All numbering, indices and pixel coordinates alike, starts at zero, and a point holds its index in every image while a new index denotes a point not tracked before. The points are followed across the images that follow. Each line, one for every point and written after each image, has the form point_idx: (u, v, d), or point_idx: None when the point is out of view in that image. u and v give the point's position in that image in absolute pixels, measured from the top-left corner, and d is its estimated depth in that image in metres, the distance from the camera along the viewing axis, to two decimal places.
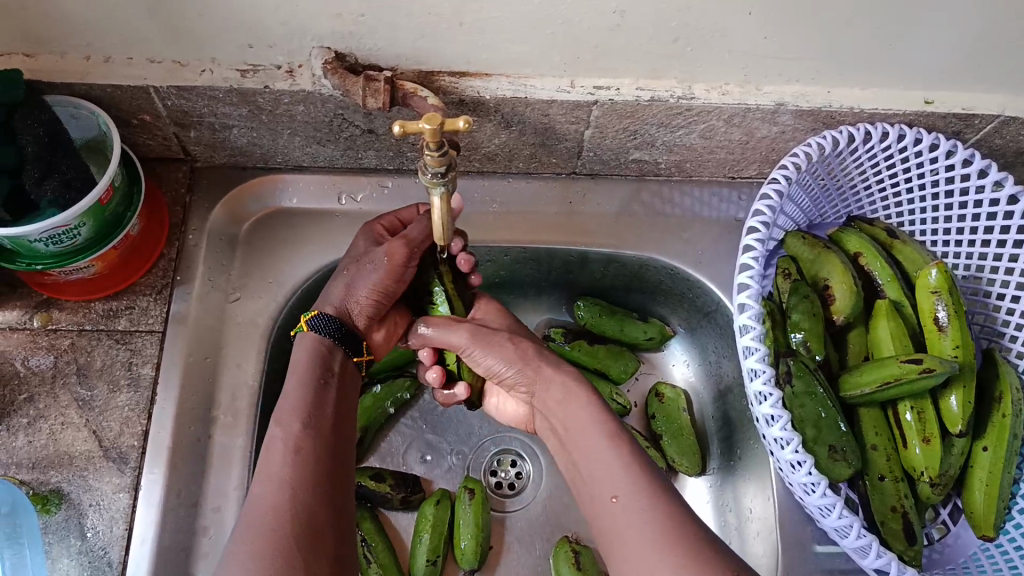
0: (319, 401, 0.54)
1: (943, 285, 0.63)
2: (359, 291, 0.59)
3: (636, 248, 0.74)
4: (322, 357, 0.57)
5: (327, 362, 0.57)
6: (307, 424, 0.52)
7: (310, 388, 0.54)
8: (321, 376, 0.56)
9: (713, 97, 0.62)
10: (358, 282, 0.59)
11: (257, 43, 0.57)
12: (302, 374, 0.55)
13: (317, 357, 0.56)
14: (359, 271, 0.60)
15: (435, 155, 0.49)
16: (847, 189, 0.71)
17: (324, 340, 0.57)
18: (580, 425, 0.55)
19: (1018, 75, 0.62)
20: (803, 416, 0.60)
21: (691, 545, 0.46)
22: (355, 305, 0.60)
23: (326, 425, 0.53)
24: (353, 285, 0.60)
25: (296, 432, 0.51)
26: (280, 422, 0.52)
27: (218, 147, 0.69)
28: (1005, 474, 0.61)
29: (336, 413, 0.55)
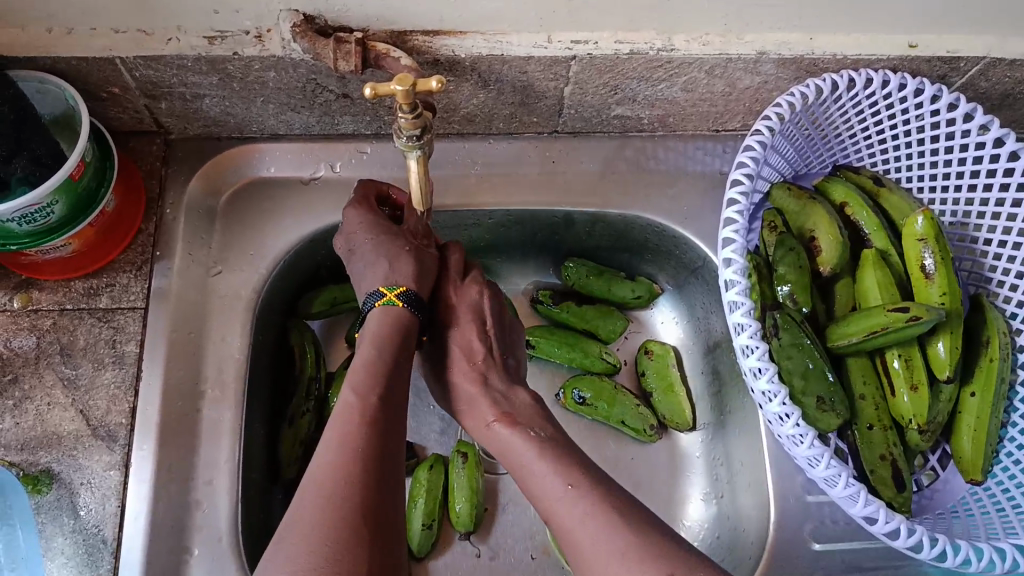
0: (394, 375, 0.53)
1: (930, 233, 0.62)
2: (425, 270, 0.60)
3: (621, 207, 0.73)
4: (403, 331, 0.56)
5: (406, 335, 0.56)
6: (385, 398, 0.52)
7: (389, 359, 0.53)
8: (399, 348, 0.55)
9: (694, 48, 0.61)
10: (424, 261, 0.60)
11: (222, 9, 0.56)
12: (381, 343, 0.54)
13: (404, 331, 0.56)
14: (422, 249, 0.60)
15: (409, 118, 0.49)
16: (832, 139, 0.70)
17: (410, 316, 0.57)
18: (512, 445, 0.55)
19: (1004, 15, 0.60)
20: (791, 368, 0.60)
21: (662, 546, 0.46)
22: (425, 284, 0.59)
23: (396, 402, 0.53)
24: (423, 262, 0.60)
25: (371, 403, 0.50)
26: (356, 391, 0.51)
27: (191, 118, 0.67)
28: (994, 419, 0.62)
29: (401, 389, 0.54)
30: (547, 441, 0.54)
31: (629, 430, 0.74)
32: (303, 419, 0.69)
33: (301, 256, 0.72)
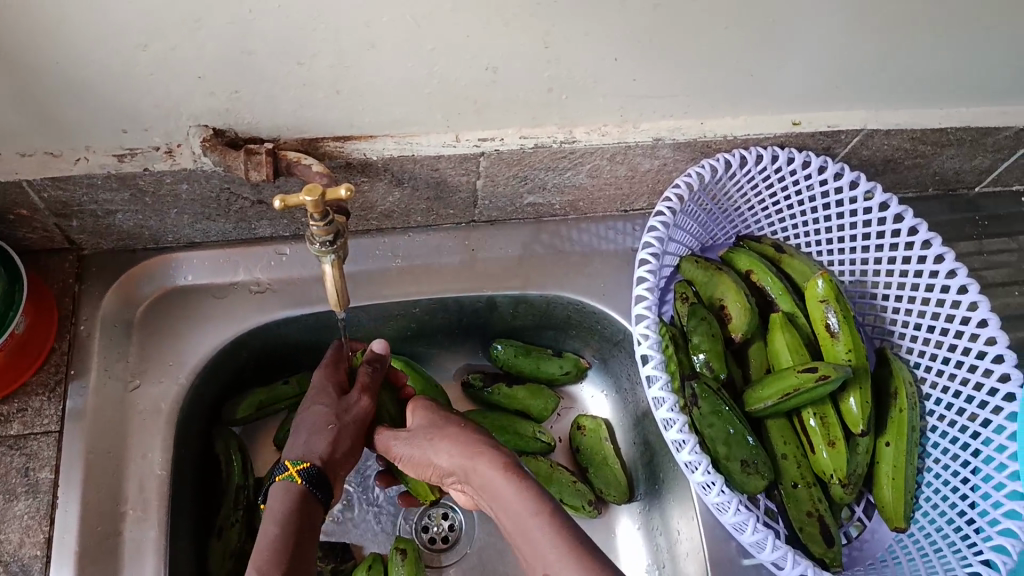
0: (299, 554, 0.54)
1: (830, 294, 0.66)
2: (338, 442, 0.61)
3: (541, 288, 0.75)
4: (302, 510, 0.56)
5: (307, 513, 0.57)
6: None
7: (290, 539, 0.54)
8: (301, 524, 0.55)
9: (594, 139, 0.65)
10: (340, 434, 0.61)
11: (131, 127, 0.56)
12: (280, 523, 0.55)
13: (298, 511, 0.56)
14: (337, 421, 0.61)
15: (321, 226, 0.50)
16: (732, 212, 0.74)
17: (309, 493, 0.57)
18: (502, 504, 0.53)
19: (874, 92, 0.66)
20: (714, 435, 0.62)
21: None
22: (336, 454, 0.60)
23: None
24: (337, 436, 0.61)
25: None
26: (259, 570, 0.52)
27: (104, 233, 0.67)
28: (909, 467, 0.64)
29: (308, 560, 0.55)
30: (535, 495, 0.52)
31: (568, 508, 0.74)
32: (231, 529, 0.68)
33: (224, 362, 0.71)
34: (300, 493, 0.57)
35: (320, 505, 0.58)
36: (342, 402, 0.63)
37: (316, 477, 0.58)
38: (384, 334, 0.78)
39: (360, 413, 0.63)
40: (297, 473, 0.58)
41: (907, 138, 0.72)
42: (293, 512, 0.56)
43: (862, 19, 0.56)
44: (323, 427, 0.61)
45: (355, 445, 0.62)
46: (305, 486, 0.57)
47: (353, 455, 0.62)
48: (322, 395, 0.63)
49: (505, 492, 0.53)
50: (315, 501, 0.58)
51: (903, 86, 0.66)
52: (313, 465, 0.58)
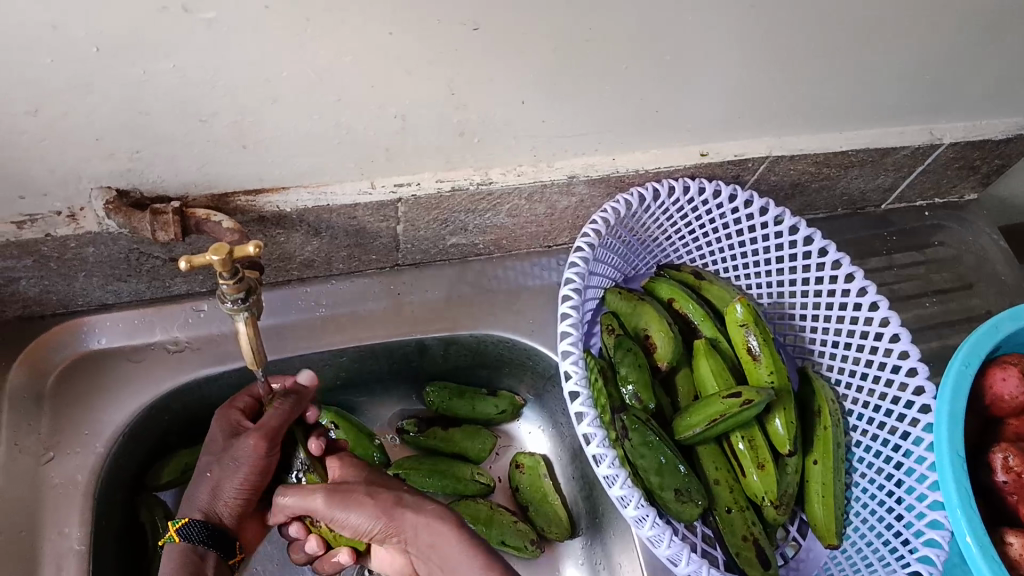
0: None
1: (749, 318, 0.67)
2: (223, 493, 0.59)
3: (469, 328, 0.75)
4: (191, 568, 0.57)
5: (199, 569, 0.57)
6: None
7: None
8: None
9: (510, 179, 0.65)
10: (224, 485, 0.59)
11: (29, 193, 0.54)
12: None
13: (187, 570, 0.56)
14: (222, 470, 0.59)
15: (231, 283, 0.49)
16: (651, 243, 0.75)
17: (194, 548, 0.57)
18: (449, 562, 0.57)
19: (776, 121, 0.68)
20: (646, 466, 0.62)
21: None
22: (221, 505, 0.59)
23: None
24: (219, 487, 0.59)
25: None
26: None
27: (8, 301, 0.64)
28: (837, 484, 0.66)
29: None
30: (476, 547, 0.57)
31: (510, 549, 0.73)
32: None
33: (144, 427, 0.68)
34: (184, 552, 0.57)
35: (211, 554, 0.58)
36: (232, 447, 0.59)
37: (198, 533, 0.57)
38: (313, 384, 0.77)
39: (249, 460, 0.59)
40: (175, 533, 0.57)
41: (811, 163, 0.74)
42: (180, 572, 0.56)
43: (755, 54, 0.58)
44: (207, 478, 0.59)
45: (243, 489, 0.59)
46: (188, 543, 0.57)
47: (247, 501, 0.60)
48: (216, 446, 0.61)
49: (449, 547, 0.57)
50: (204, 554, 0.58)
51: (802, 113, 0.68)
52: (193, 521, 0.58)
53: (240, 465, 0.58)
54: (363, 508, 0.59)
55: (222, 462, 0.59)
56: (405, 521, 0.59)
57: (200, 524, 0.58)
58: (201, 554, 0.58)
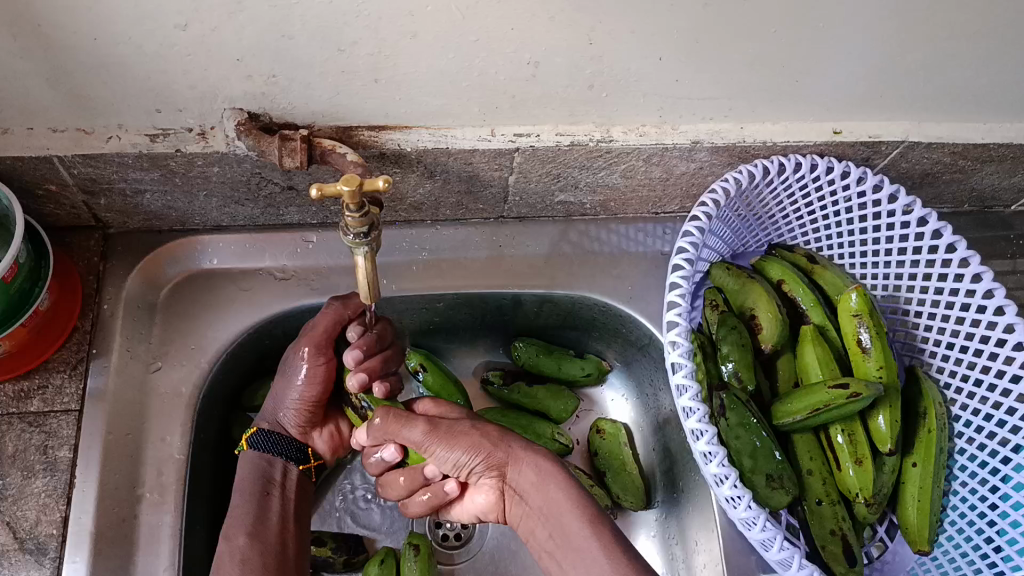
0: (259, 520, 0.61)
1: (864, 309, 0.65)
2: (285, 404, 0.65)
3: (567, 287, 0.74)
4: (261, 471, 0.64)
5: (266, 474, 0.64)
6: (250, 538, 0.59)
7: (253, 502, 0.62)
8: (263, 489, 0.63)
9: (631, 139, 0.63)
10: (285, 394, 0.65)
11: (165, 108, 0.55)
12: (240, 491, 0.62)
13: (259, 472, 0.64)
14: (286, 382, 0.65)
15: (357, 217, 0.49)
16: (766, 220, 0.73)
17: (262, 456, 0.64)
18: (539, 488, 0.59)
19: (920, 103, 0.64)
20: (740, 447, 0.61)
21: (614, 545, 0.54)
22: (285, 415, 0.66)
23: (265, 546, 0.59)
24: (281, 397, 0.65)
25: (241, 545, 0.58)
26: (226, 537, 0.59)
27: (131, 213, 0.67)
28: (935, 489, 0.63)
29: (279, 522, 0.62)
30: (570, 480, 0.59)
31: None
32: None
33: (245, 348, 0.71)
34: (252, 457, 0.64)
35: (277, 460, 0.65)
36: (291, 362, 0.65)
37: (261, 441, 0.64)
38: (406, 325, 0.78)
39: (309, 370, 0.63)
40: (245, 441, 0.65)
41: (948, 152, 0.70)
42: (251, 476, 0.63)
43: (911, 31, 0.55)
44: (274, 390, 0.66)
45: (306, 401, 0.65)
46: (256, 451, 0.64)
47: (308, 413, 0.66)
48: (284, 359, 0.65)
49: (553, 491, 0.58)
50: (272, 461, 0.65)
51: (950, 98, 0.64)
52: (260, 431, 0.65)
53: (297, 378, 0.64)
54: (468, 445, 0.59)
55: (285, 374, 0.65)
56: (513, 464, 0.60)
57: (264, 433, 0.65)
58: (268, 462, 0.65)
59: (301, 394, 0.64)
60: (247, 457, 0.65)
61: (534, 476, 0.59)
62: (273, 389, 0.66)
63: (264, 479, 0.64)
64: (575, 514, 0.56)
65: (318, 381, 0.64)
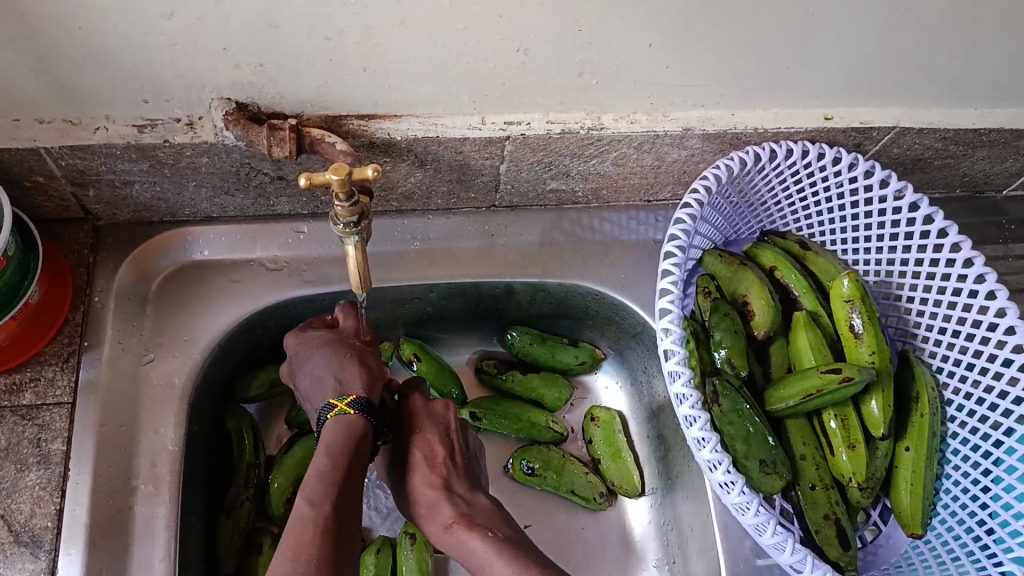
0: (344, 487, 0.52)
1: (856, 294, 0.65)
2: (371, 370, 0.61)
3: (560, 276, 0.74)
4: (358, 442, 0.55)
5: (359, 447, 0.55)
6: (336, 509, 0.51)
7: (345, 468, 0.53)
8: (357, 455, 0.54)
9: (622, 126, 0.63)
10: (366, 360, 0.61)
11: (152, 98, 0.55)
12: (331, 451, 0.53)
13: (359, 434, 0.55)
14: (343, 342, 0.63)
15: (346, 206, 0.49)
16: (758, 206, 0.73)
17: (355, 428, 0.55)
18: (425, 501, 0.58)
19: (911, 88, 0.64)
20: (733, 433, 0.61)
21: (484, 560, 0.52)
22: (374, 383, 0.60)
23: (347, 524, 0.51)
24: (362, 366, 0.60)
25: (325, 513, 0.50)
26: (310, 500, 0.51)
27: (120, 204, 0.66)
28: (927, 473, 0.64)
29: (359, 500, 0.53)
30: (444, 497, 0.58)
31: (579, 498, 0.74)
32: (241, 509, 0.69)
33: (238, 339, 0.70)
34: (356, 424, 0.56)
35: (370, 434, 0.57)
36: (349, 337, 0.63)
37: (363, 406, 0.57)
38: (399, 315, 0.77)
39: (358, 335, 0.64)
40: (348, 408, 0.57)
41: (939, 138, 0.70)
42: (353, 442, 0.55)
43: (901, 16, 0.55)
44: (341, 363, 0.59)
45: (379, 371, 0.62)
46: (360, 418, 0.56)
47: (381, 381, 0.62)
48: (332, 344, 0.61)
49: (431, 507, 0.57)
50: (365, 431, 0.56)
51: (941, 84, 0.64)
52: (358, 399, 0.57)
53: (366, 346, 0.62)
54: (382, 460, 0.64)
55: (352, 347, 0.62)
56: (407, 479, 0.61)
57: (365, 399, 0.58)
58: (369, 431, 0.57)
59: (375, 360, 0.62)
60: (344, 424, 0.56)
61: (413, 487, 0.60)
62: (336, 361, 0.60)
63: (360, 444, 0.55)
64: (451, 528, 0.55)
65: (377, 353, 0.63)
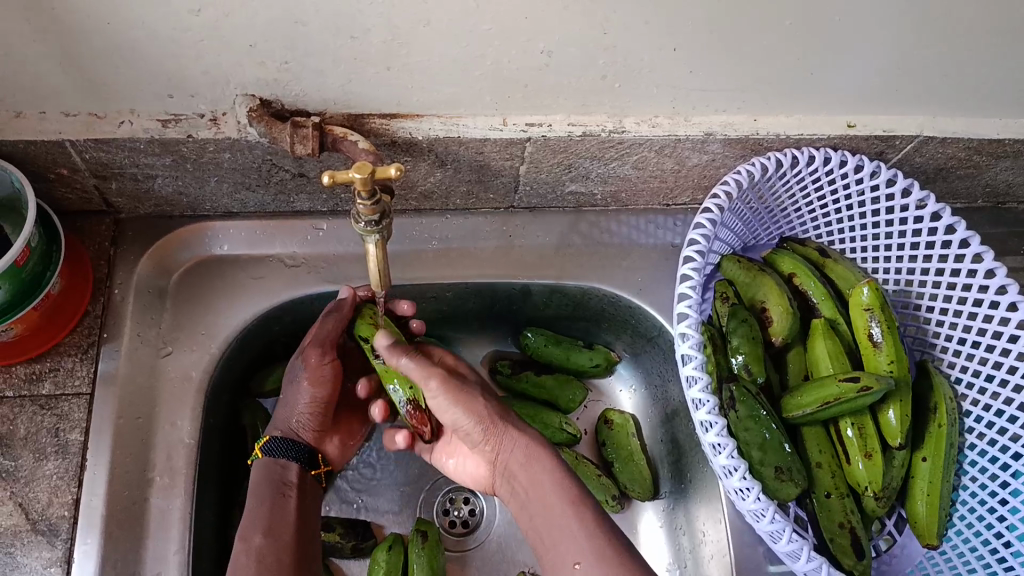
0: (274, 516, 0.60)
1: (875, 303, 0.65)
2: (296, 410, 0.66)
3: (577, 279, 0.74)
4: (275, 475, 0.63)
5: (281, 477, 0.63)
6: (267, 536, 0.59)
7: (267, 500, 0.61)
8: (278, 489, 0.62)
9: (644, 130, 0.63)
10: (295, 400, 0.65)
11: (177, 93, 0.55)
12: (258, 495, 0.61)
13: (274, 473, 0.63)
14: (291, 394, 0.66)
15: (368, 205, 0.49)
16: (778, 212, 0.73)
17: (277, 461, 0.64)
18: (537, 473, 0.57)
19: (935, 97, 0.64)
20: (749, 439, 0.61)
21: (610, 559, 0.52)
22: (298, 420, 0.66)
23: (282, 541, 0.59)
24: (292, 407, 0.66)
25: (258, 543, 0.58)
26: (242, 537, 0.59)
27: (142, 198, 0.67)
28: (943, 484, 0.63)
29: (297, 521, 0.61)
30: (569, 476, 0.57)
31: None
32: None
33: (255, 334, 0.71)
34: (265, 466, 0.63)
35: (293, 465, 0.64)
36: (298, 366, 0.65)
37: (276, 448, 0.64)
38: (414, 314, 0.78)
39: (312, 373, 0.64)
40: (260, 451, 0.64)
41: (962, 147, 0.69)
42: (265, 480, 0.63)
43: (928, 25, 0.54)
44: (285, 400, 0.66)
45: (313, 403, 0.65)
46: (269, 458, 0.63)
47: (320, 416, 0.66)
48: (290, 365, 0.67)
49: (545, 476, 0.57)
50: (286, 465, 0.64)
51: (966, 94, 0.63)
52: (273, 439, 0.64)
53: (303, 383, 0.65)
54: (469, 408, 0.58)
55: (291, 386, 0.66)
56: (507, 442, 0.59)
57: (281, 440, 0.64)
58: (285, 466, 0.64)
59: (308, 396, 0.65)
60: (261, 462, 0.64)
61: (523, 455, 0.58)
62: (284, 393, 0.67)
63: (280, 481, 0.63)
64: (573, 510, 0.55)
65: (325, 380, 0.65)
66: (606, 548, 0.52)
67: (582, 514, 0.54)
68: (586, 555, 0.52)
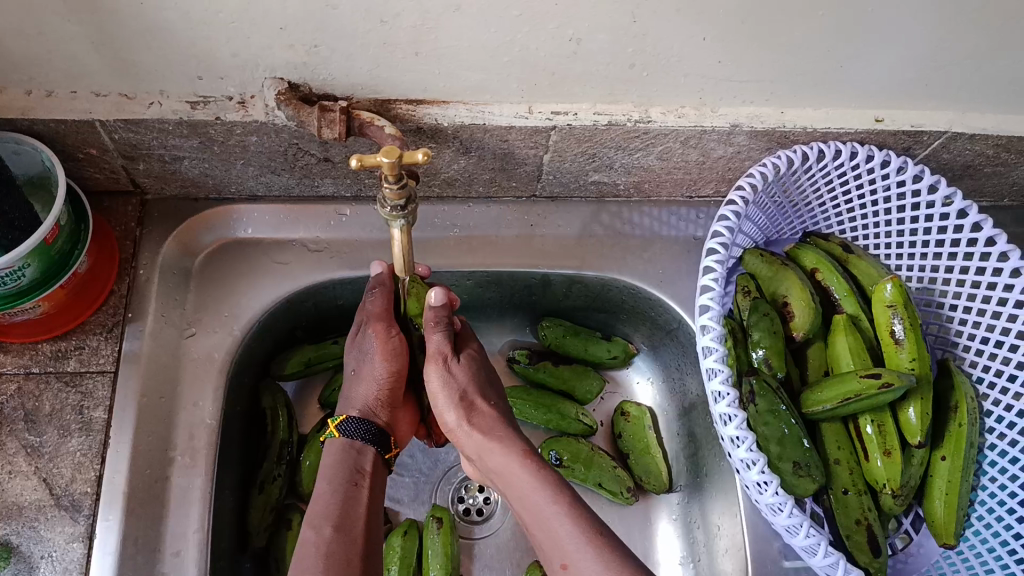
0: (345, 510, 0.58)
1: (898, 299, 0.64)
2: (371, 385, 0.64)
3: (598, 269, 0.73)
4: (349, 460, 0.61)
5: (357, 463, 0.61)
6: (337, 529, 0.57)
7: (340, 489, 0.59)
8: (351, 477, 0.60)
9: (670, 120, 0.63)
10: (367, 377, 0.63)
11: (206, 75, 0.56)
12: (331, 480, 0.60)
13: (348, 457, 0.61)
14: (363, 368, 0.64)
15: (395, 190, 0.49)
16: (802, 206, 0.73)
17: (352, 445, 0.62)
18: (513, 474, 0.58)
19: (966, 93, 0.63)
20: (767, 434, 0.61)
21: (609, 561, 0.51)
22: (371, 399, 0.64)
23: (351, 532, 0.57)
24: (364, 383, 0.64)
25: (327, 537, 0.56)
26: (312, 527, 0.57)
27: (169, 179, 0.67)
28: (963, 484, 0.63)
29: (366, 515, 0.59)
30: (550, 479, 0.57)
31: (606, 492, 0.74)
32: (273, 485, 0.70)
33: (276, 317, 0.72)
34: (337, 446, 0.62)
35: (369, 450, 0.63)
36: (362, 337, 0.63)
37: (352, 429, 0.62)
38: None
39: (384, 344, 0.62)
40: (336, 429, 0.63)
41: (992, 144, 0.69)
42: (339, 463, 0.61)
43: (961, 18, 0.54)
44: (354, 378, 0.64)
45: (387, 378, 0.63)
46: (347, 440, 0.62)
47: (394, 388, 0.64)
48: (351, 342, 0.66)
49: (524, 479, 0.57)
50: (363, 450, 0.62)
51: (1000, 89, 0.63)
52: (351, 419, 0.63)
53: (376, 355, 0.63)
54: (451, 406, 0.60)
55: (361, 363, 0.64)
56: (481, 442, 0.60)
57: (359, 422, 0.62)
58: (359, 450, 0.62)
59: (379, 370, 0.63)
60: (337, 442, 0.62)
61: (501, 464, 0.59)
62: (353, 376, 0.65)
63: (354, 468, 0.61)
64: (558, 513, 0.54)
65: (395, 353, 0.63)
66: (600, 550, 0.52)
67: (573, 517, 0.54)
68: (575, 559, 0.52)
